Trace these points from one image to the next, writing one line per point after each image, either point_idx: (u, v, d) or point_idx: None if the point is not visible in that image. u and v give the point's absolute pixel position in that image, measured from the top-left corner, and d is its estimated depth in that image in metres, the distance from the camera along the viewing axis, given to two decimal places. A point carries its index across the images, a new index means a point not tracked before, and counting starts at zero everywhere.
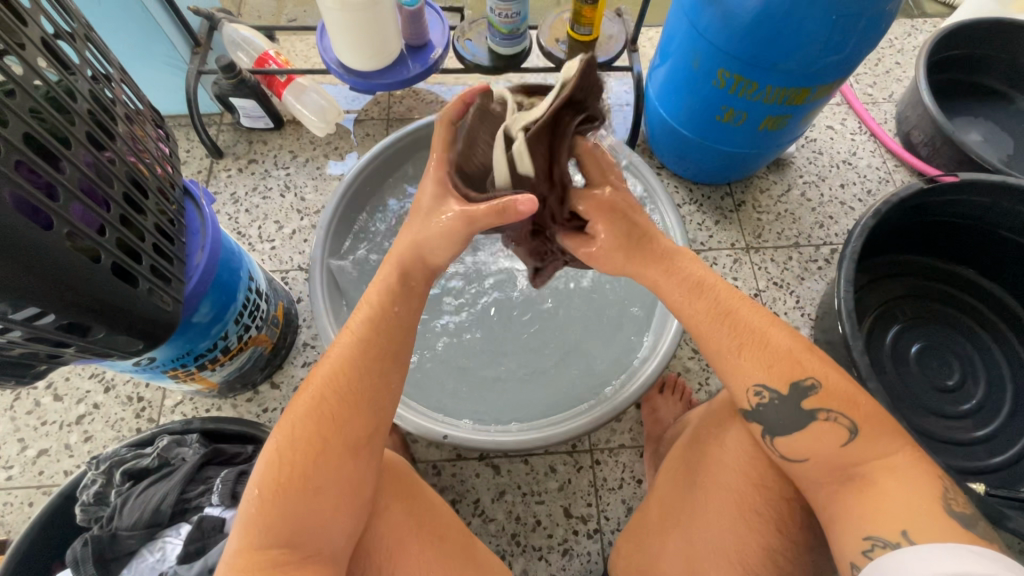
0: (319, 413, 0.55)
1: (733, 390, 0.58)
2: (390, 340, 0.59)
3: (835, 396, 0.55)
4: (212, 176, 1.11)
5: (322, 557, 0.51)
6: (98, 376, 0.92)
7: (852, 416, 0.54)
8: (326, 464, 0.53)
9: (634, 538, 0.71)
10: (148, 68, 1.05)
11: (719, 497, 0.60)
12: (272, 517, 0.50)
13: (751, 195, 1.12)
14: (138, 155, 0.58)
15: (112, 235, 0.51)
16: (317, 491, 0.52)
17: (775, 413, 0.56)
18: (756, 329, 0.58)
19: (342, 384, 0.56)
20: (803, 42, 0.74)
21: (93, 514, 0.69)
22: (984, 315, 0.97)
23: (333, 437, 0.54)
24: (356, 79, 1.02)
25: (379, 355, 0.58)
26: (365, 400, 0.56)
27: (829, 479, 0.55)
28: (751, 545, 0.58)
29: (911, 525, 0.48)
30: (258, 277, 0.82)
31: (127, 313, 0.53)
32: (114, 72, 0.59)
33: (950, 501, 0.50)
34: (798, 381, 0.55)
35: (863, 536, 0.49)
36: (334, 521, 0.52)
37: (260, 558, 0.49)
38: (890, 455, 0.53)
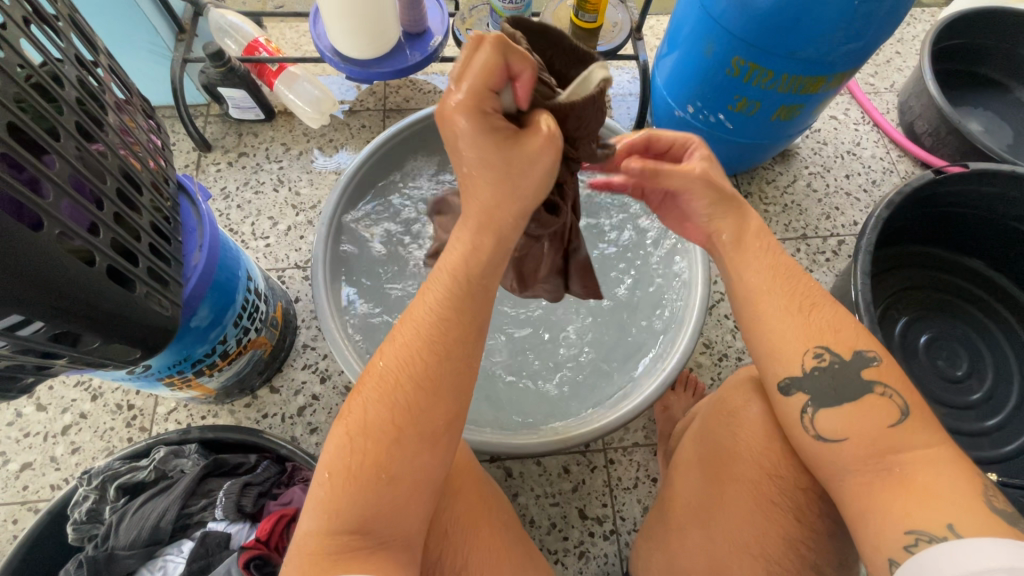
0: (397, 395, 0.47)
1: (780, 366, 0.55)
2: (473, 316, 0.50)
3: (896, 372, 0.52)
4: (200, 170, 1.05)
5: (398, 545, 0.45)
6: (85, 383, 0.87)
7: (909, 396, 0.51)
8: (402, 451, 0.45)
9: (655, 538, 0.67)
10: (129, 56, 0.99)
11: (733, 490, 0.57)
12: (344, 502, 0.44)
13: (757, 186, 1.11)
14: (130, 147, 0.53)
15: (106, 235, 0.47)
16: (393, 479, 0.45)
17: (826, 379, 0.53)
18: (825, 296, 0.56)
19: (420, 365, 0.48)
20: (824, 28, 0.72)
21: (86, 533, 0.65)
22: (990, 305, 0.97)
23: (410, 424, 0.46)
24: (351, 67, 0.96)
25: (463, 335, 0.49)
26: (446, 386, 0.48)
27: (861, 463, 0.50)
28: (770, 536, 0.55)
29: (956, 518, 0.44)
30: (257, 276, 0.77)
31: (125, 319, 0.49)
32: (99, 57, 0.55)
33: (991, 497, 0.46)
34: (859, 349, 0.54)
35: (905, 531, 0.46)
36: (408, 508, 0.46)
37: (332, 541, 0.43)
38: (927, 447, 0.49)
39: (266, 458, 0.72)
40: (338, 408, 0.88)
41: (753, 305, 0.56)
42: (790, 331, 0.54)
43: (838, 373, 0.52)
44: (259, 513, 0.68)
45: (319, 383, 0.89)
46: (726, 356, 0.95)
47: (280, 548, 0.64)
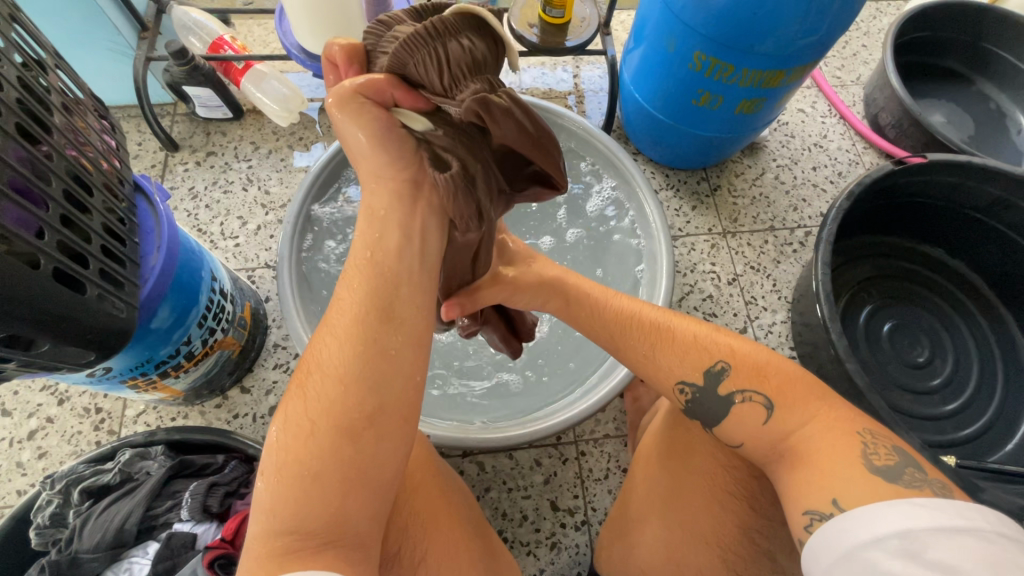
0: (317, 385, 0.41)
1: (668, 391, 0.56)
2: (379, 293, 0.44)
3: (746, 374, 0.52)
4: (167, 170, 1.04)
5: (348, 542, 0.39)
6: (51, 388, 0.86)
7: (766, 391, 0.51)
8: (321, 446, 0.39)
9: (617, 527, 0.68)
10: (90, 56, 0.98)
11: (691, 483, 0.59)
12: (278, 502, 0.39)
13: (726, 178, 1.12)
14: (80, 148, 0.53)
15: (52, 238, 0.46)
16: (318, 476, 0.39)
17: (705, 402, 0.53)
18: (659, 325, 0.57)
19: (338, 349, 0.42)
20: (781, 23, 0.73)
21: (49, 538, 0.65)
22: (952, 292, 1.00)
23: (325, 414, 0.40)
24: (318, 65, 0.95)
25: (376, 314, 0.43)
26: (370, 362, 0.42)
27: (767, 454, 0.51)
28: (726, 526, 0.57)
29: (840, 491, 0.44)
30: (222, 277, 0.77)
31: (78, 321, 0.49)
32: (46, 57, 0.54)
33: (871, 455, 0.46)
34: (708, 368, 0.53)
35: (802, 512, 0.45)
36: (351, 500, 0.39)
37: (274, 544, 0.38)
38: (804, 423, 0.49)
39: (234, 458, 0.72)
40: None
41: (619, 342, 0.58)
42: (658, 369, 0.55)
43: (701, 400, 0.53)
44: (226, 513, 0.69)
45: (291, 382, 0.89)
46: None
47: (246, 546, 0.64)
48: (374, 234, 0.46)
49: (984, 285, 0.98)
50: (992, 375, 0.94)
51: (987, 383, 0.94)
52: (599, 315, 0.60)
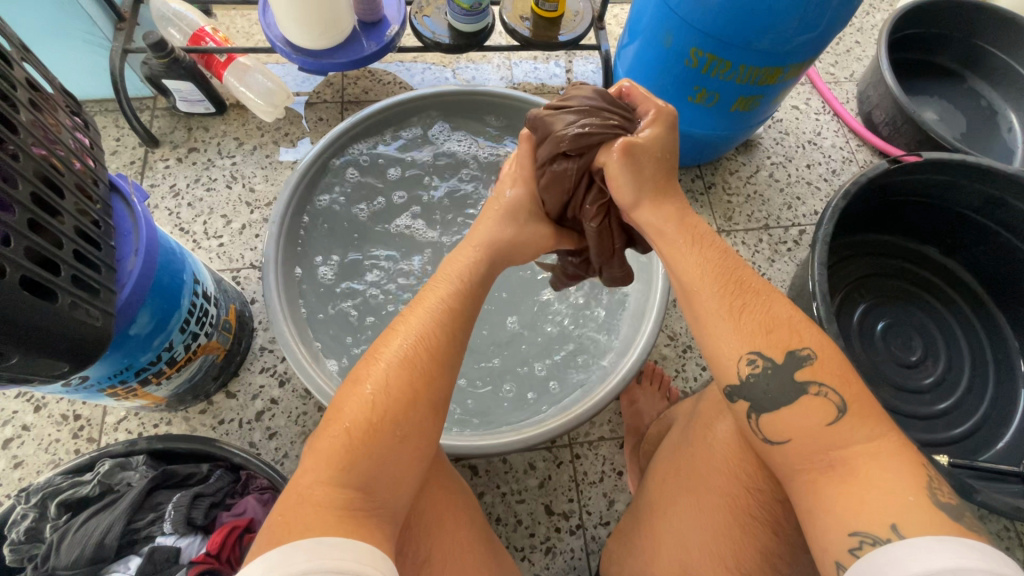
0: (419, 360, 0.51)
1: (725, 363, 0.51)
2: (470, 306, 0.57)
3: (830, 367, 0.49)
4: (147, 167, 1.00)
5: (388, 512, 0.46)
6: (27, 394, 0.83)
7: (844, 392, 0.48)
8: (415, 414, 0.49)
9: (630, 541, 0.65)
10: (63, 48, 0.94)
11: (709, 501, 0.57)
12: (357, 456, 0.45)
13: (721, 176, 1.11)
14: (49, 148, 0.50)
15: (18, 245, 0.44)
16: (402, 438, 0.48)
17: (766, 383, 0.49)
18: (759, 291, 0.52)
19: (433, 344, 0.52)
20: (779, 19, 0.72)
21: (24, 554, 0.62)
22: (945, 291, 1.00)
23: (424, 390, 0.50)
24: (303, 59, 0.92)
25: (464, 321, 0.55)
26: (452, 362, 0.53)
27: (807, 460, 0.48)
28: (746, 549, 0.54)
29: (899, 517, 0.42)
30: (205, 279, 0.74)
31: (47, 333, 0.46)
32: (11, 49, 0.50)
33: (935, 490, 0.44)
34: (793, 350, 0.49)
35: (848, 533, 0.43)
36: (403, 473, 0.48)
37: (335, 495, 0.43)
38: (870, 439, 0.46)
39: (220, 467, 0.71)
40: (298, 412, 0.85)
41: (690, 296, 0.53)
42: (727, 335, 0.51)
43: (771, 378, 0.49)
44: (212, 524, 0.67)
45: (278, 386, 0.86)
46: (691, 347, 0.96)
47: (232, 560, 0.63)
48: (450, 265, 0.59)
49: (977, 284, 0.98)
50: (983, 374, 0.95)
51: (978, 382, 0.94)
52: (702, 249, 0.55)
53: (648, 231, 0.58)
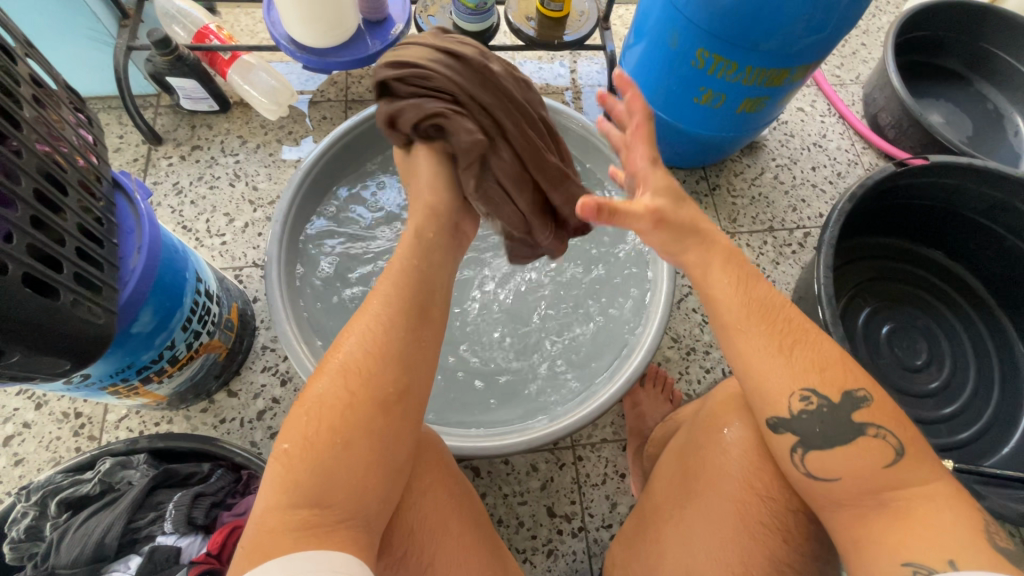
0: (357, 363, 0.50)
1: (777, 399, 0.50)
2: (420, 295, 0.54)
3: (887, 411, 0.49)
4: (150, 164, 1.00)
5: (354, 523, 0.45)
6: (28, 392, 0.83)
7: (901, 434, 0.48)
8: (360, 419, 0.47)
9: (633, 545, 0.65)
10: (67, 44, 0.93)
11: (713, 510, 0.56)
12: (304, 472, 0.45)
13: (725, 178, 1.11)
14: (53, 143, 0.50)
15: (21, 241, 0.43)
16: (348, 446, 0.46)
17: (821, 420, 0.49)
18: (808, 331, 0.52)
19: (369, 343, 0.50)
20: (787, 20, 0.71)
21: (24, 552, 0.61)
22: (951, 296, 0.99)
23: (364, 392, 0.48)
24: (308, 57, 0.92)
25: (409, 310, 0.53)
26: (397, 355, 0.50)
27: (856, 497, 0.48)
28: (755, 557, 0.54)
29: (956, 553, 0.42)
30: (208, 277, 0.74)
31: (49, 331, 0.45)
32: (16, 45, 0.50)
33: (994, 534, 0.44)
34: (849, 391, 0.49)
35: (900, 564, 0.44)
36: (363, 480, 0.46)
37: (287, 518, 0.43)
38: (923, 482, 0.46)
39: (220, 467, 0.70)
40: None
41: (734, 334, 0.52)
42: (780, 373, 0.50)
43: (826, 417, 0.49)
44: (212, 524, 0.66)
45: (279, 385, 0.86)
46: (695, 349, 0.95)
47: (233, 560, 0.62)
48: (398, 257, 0.57)
49: (984, 289, 0.98)
50: (989, 379, 0.94)
51: (984, 387, 0.93)
52: (751, 292, 0.54)
53: (692, 257, 0.56)
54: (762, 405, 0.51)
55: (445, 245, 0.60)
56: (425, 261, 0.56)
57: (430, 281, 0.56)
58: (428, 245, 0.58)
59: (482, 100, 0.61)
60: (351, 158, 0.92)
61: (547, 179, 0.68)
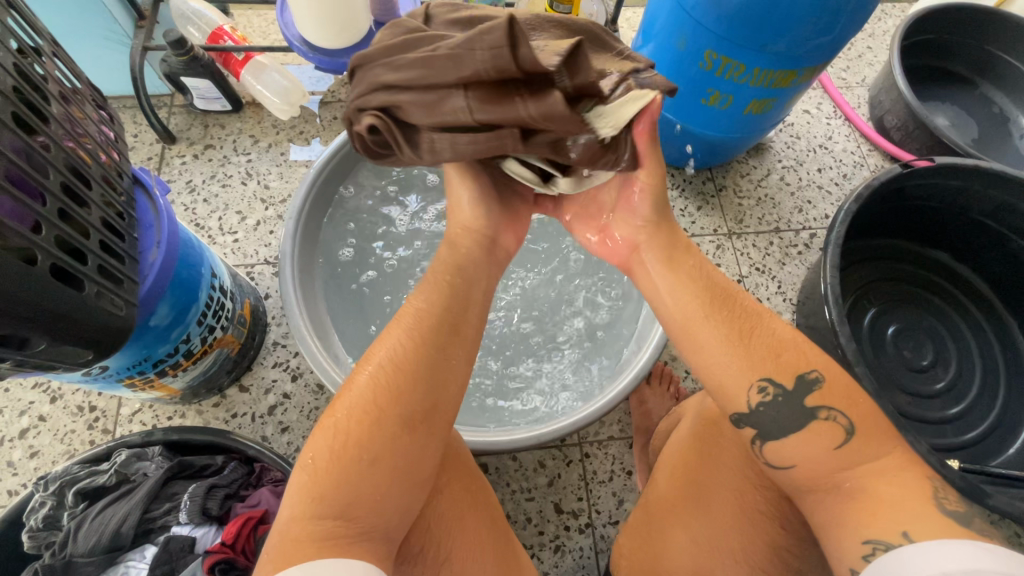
0: (385, 379, 0.50)
1: (734, 393, 0.50)
2: (451, 313, 0.55)
3: (838, 392, 0.49)
4: (164, 163, 1.02)
5: (374, 536, 0.46)
6: (43, 385, 0.84)
7: (852, 413, 0.48)
8: (385, 435, 0.48)
9: (638, 538, 0.65)
10: (85, 44, 0.95)
11: (717, 498, 0.58)
12: (329, 484, 0.46)
13: (732, 179, 1.11)
14: (77, 139, 0.51)
15: (49, 233, 0.45)
16: (373, 462, 0.47)
17: (775, 411, 0.49)
18: (761, 314, 0.52)
19: (399, 359, 0.51)
20: (795, 22, 0.72)
21: (43, 541, 0.63)
22: (958, 298, 1.00)
23: (392, 408, 0.49)
24: (320, 58, 0.93)
25: (440, 329, 0.54)
26: (426, 372, 0.51)
27: (815, 482, 0.49)
28: (755, 543, 0.55)
29: (909, 525, 0.43)
30: (222, 273, 0.75)
31: (74, 321, 0.47)
32: (43, 44, 0.52)
33: (942, 500, 0.46)
34: (802, 374, 0.49)
35: (862, 541, 0.45)
36: (386, 495, 0.47)
37: (310, 528, 0.44)
38: (880, 457, 0.47)
39: (233, 459, 0.71)
40: (311, 407, 0.86)
41: (693, 330, 0.52)
42: (735, 367, 0.50)
43: (782, 406, 0.49)
44: (226, 515, 0.67)
45: (291, 381, 0.87)
46: None
47: (247, 550, 0.63)
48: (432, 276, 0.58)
49: (991, 291, 0.98)
50: (994, 381, 0.94)
51: (990, 388, 0.94)
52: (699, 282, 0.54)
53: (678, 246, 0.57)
54: (718, 398, 0.52)
55: (481, 258, 0.61)
56: (460, 281, 0.58)
57: (465, 303, 0.57)
58: (465, 266, 0.59)
59: (376, 81, 0.49)
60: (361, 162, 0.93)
61: (457, 74, 0.43)
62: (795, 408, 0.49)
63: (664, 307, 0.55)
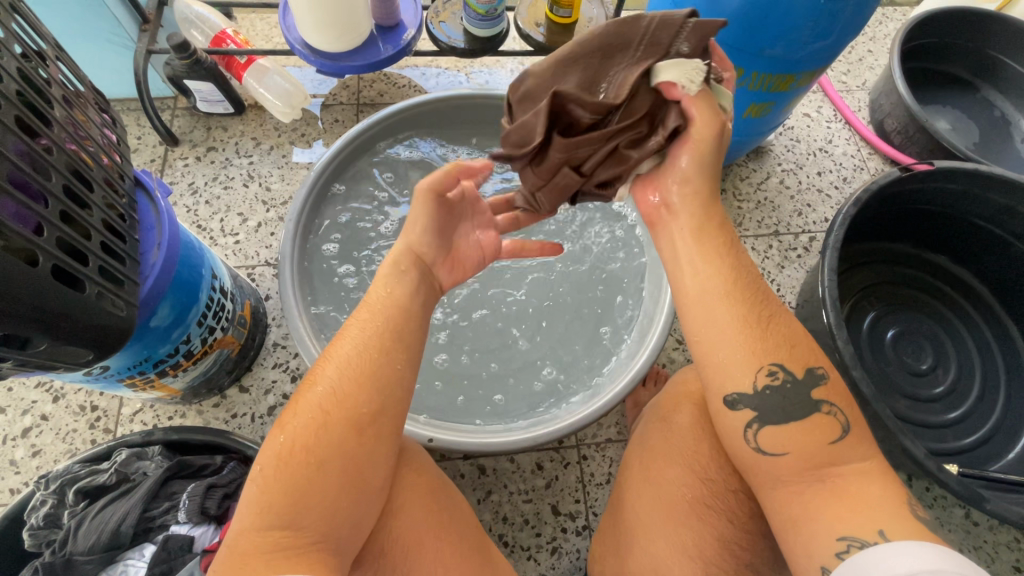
0: (331, 385, 0.52)
1: (750, 373, 0.50)
2: (396, 318, 0.56)
3: (839, 390, 0.51)
4: (166, 165, 1.03)
5: (326, 545, 0.47)
6: (46, 385, 0.85)
7: (849, 412, 0.50)
8: (330, 441, 0.49)
9: (608, 542, 0.65)
10: (90, 48, 0.96)
11: (666, 497, 0.58)
12: (276, 494, 0.47)
13: (732, 182, 1.11)
14: (79, 142, 0.52)
15: (51, 234, 0.45)
16: (320, 468, 0.48)
17: (757, 408, 0.50)
18: (776, 302, 0.52)
19: (343, 367, 0.53)
20: (793, 26, 0.72)
21: (43, 538, 0.63)
22: (958, 302, 1.00)
23: (337, 414, 0.50)
24: (321, 61, 0.94)
25: (385, 335, 0.54)
26: (371, 377, 0.52)
27: (798, 474, 0.48)
28: (705, 538, 0.56)
29: (886, 523, 0.44)
30: (223, 275, 0.76)
31: (75, 321, 0.47)
32: (47, 49, 0.53)
33: (915, 504, 0.48)
34: (812, 368, 0.51)
35: (836, 537, 0.45)
36: (335, 501, 0.48)
37: (260, 540, 0.45)
38: (847, 454, 0.48)
39: (232, 460, 0.71)
40: None
41: (705, 304, 0.51)
42: (750, 341, 0.50)
43: (789, 392, 0.50)
44: (224, 516, 0.68)
45: (290, 382, 0.88)
46: None
47: None
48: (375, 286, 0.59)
49: (993, 295, 0.98)
50: (994, 384, 0.94)
51: (991, 393, 0.93)
52: (723, 260, 0.52)
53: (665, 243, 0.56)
54: (726, 376, 0.50)
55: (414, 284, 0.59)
56: (410, 294, 0.57)
57: (414, 308, 0.57)
58: (403, 288, 0.58)
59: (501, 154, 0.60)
60: (360, 164, 0.94)
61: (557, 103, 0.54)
62: (784, 412, 0.49)
63: (680, 279, 0.53)
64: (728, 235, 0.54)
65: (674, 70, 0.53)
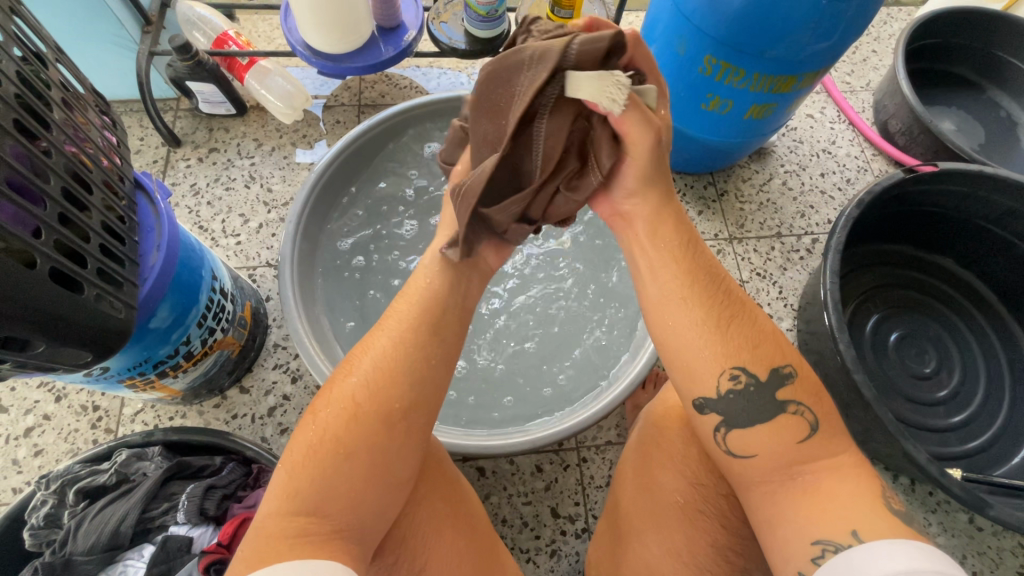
0: (365, 376, 0.52)
1: (711, 375, 0.50)
2: (428, 313, 0.56)
3: (807, 387, 0.50)
4: (168, 166, 1.03)
5: (349, 534, 0.46)
6: (48, 384, 0.85)
7: (816, 409, 0.49)
8: (360, 431, 0.49)
9: (605, 546, 0.65)
10: (93, 50, 0.97)
11: (659, 505, 0.58)
12: (305, 482, 0.47)
13: (734, 184, 1.11)
14: (79, 144, 0.52)
15: (49, 237, 0.46)
16: (349, 457, 0.48)
17: (750, 412, 0.49)
18: (745, 303, 0.53)
19: (377, 359, 0.53)
20: (794, 28, 0.72)
21: (43, 538, 0.63)
22: (962, 304, 0.99)
23: (371, 405, 0.50)
24: (323, 62, 0.94)
25: (418, 330, 0.55)
26: (403, 371, 0.52)
27: (767, 474, 0.49)
28: (698, 544, 0.55)
29: (860, 523, 0.44)
30: (223, 276, 0.76)
31: (73, 323, 0.47)
32: (47, 51, 0.53)
33: (888, 498, 0.47)
34: (777, 367, 0.50)
35: (812, 542, 0.45)
36: (362, 492, 0.48)
37: (286, 525, 0.45)
38: (838, 459, 0.48)
39: (231, 460, 0.72)
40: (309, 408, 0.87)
41: (667, 308, 0.52)
42: (720, 346, 0.50)
43: (751, 395, 0.49)
44: (223, 516, 0.68)
45: (290, 382, 0.88)
46: None
47: None
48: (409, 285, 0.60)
49: (996, 297, 0.97)
50: (999, 388, 0.93)
51: (996, 397, 0.92)
52: (682, 265, 0.53)
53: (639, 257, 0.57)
54: (688, 381, 0.52)
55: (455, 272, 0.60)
56: (443, 292, 0.58)
57: (435, 301, 0.58)
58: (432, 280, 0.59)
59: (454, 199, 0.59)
60: (365, 165, 0.94)
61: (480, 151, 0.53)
62: (777, 416, 0.49)
63: (644, 286, 0.54)
64: (683, 233, 0.55)
65: (595, 88, 0.46)
